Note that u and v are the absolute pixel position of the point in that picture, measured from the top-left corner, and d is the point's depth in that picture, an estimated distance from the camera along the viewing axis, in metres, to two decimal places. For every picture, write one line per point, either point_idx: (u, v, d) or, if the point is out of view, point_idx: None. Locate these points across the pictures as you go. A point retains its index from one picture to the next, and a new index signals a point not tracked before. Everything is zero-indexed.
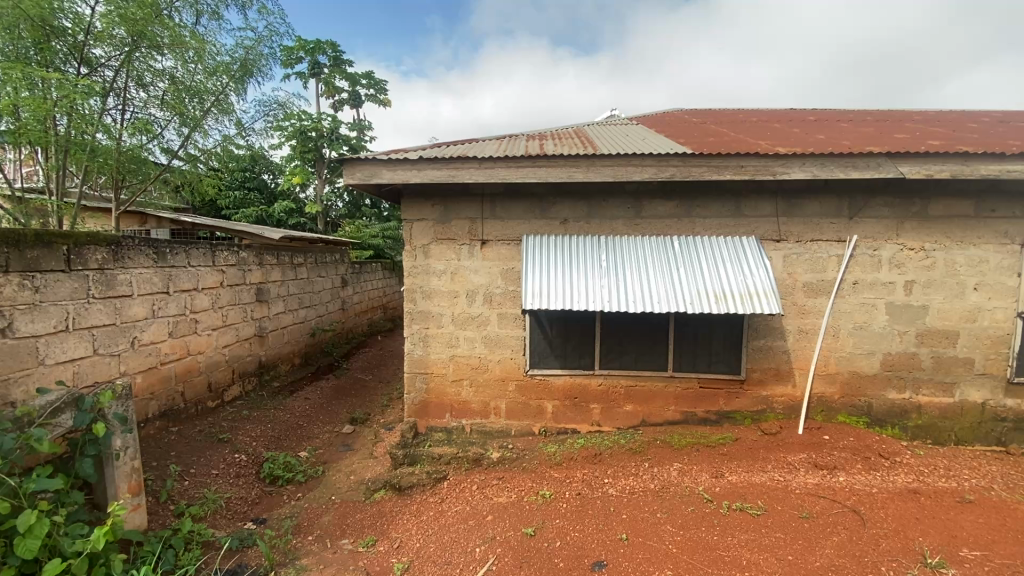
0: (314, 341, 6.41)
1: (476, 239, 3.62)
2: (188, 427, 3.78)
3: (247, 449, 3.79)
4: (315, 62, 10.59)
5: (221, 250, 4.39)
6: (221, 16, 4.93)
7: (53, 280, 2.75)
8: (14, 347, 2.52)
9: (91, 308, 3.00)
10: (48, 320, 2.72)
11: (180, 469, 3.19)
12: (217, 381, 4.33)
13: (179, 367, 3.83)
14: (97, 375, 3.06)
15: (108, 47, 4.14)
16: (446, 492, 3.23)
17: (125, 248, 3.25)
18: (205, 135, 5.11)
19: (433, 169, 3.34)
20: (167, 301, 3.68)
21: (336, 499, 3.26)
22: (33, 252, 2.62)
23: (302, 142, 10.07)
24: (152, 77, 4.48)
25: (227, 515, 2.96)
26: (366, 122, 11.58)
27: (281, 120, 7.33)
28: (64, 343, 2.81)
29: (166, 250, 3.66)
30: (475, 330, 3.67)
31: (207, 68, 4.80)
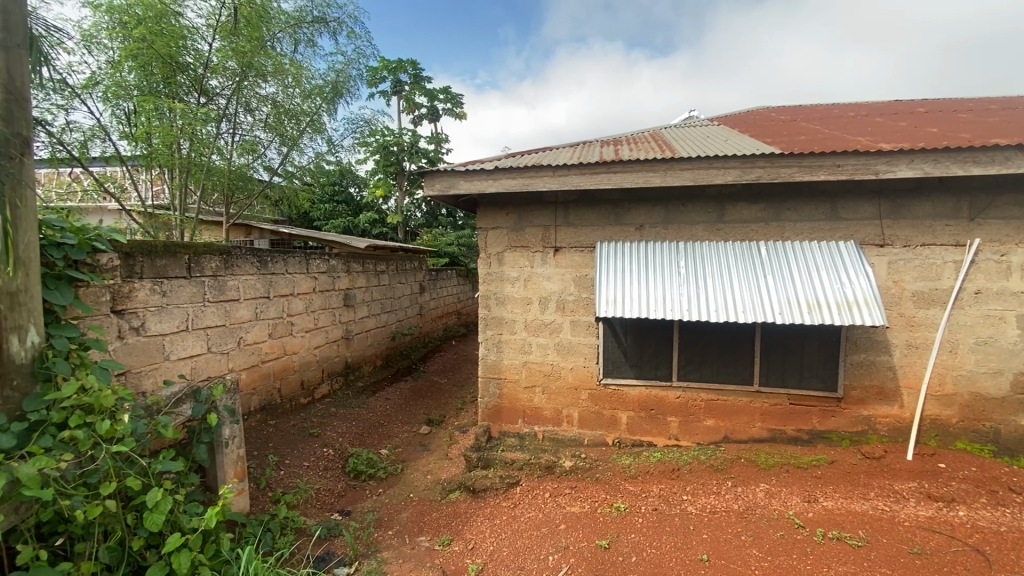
0: (394, 344, 6.73)
1: (549, 246, 3.63)
2: (284, 421, 4.11)
3: (334, 443, 4.05)
4: (398, 80, 11.18)
5: (314, 259, 4.74)
6: (315, 43, 5.36)
7: (177, 285, 3.11)
8: (146, 344, 2.88)
9: (206, 311, 3.36)
10: (172, 320, 3.08)
11: (277, 460, 3.47)
12: (309, 379, 4.67)
13: (277, 366, 4.18)
14: (210, 371, 3.41)
15: (222, 78, 4.64)
16: (518, 498, 3.25)
17: (234, 257, 3.62)
18: (301, 153, 5.56)
19: (507, 178, 3.41)
20: (268, 305, 4.04)
21: (414, 497, 3.39)
22: (161, 260, 2.98)
23: (385, 156, 10.66)
24: (258, 103, 4.95)
25: (317, 504, 3.18)
26: (443, 135, 12.04)
27: (366, 136, 7.82)
28: (184, 341, 3.17)
29: (268, 258, 4.02)
30: (548, 337, 3.68)
31: (304, 91, 5.25)
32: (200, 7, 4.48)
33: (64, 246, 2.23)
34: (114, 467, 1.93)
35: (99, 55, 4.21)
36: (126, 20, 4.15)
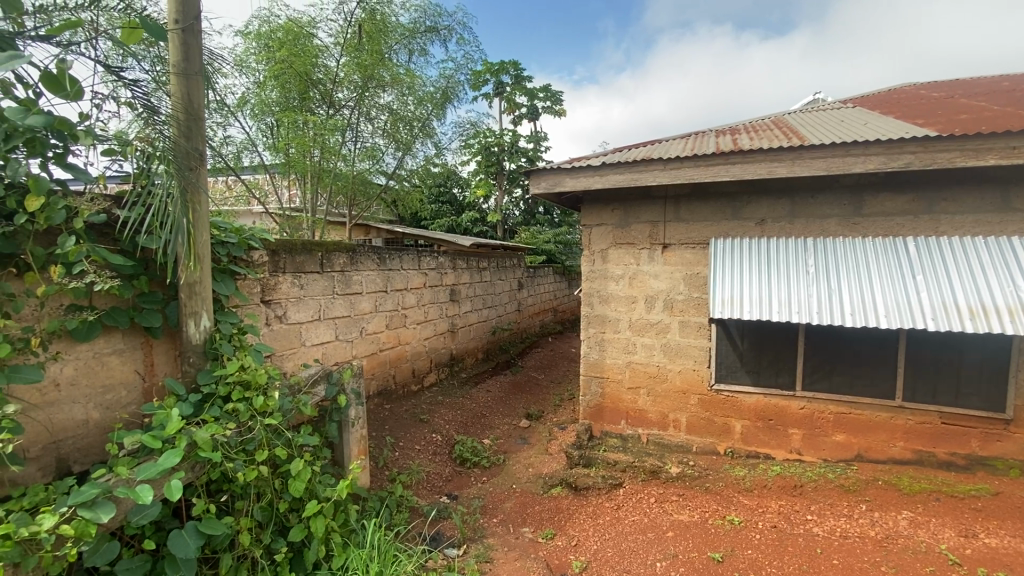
0: (494, 338, 6.92)
1: (657, 243, 3.51)
2: (397, 406, 4.42)
3: (441, 430, 4.28)
4: (500, 81, 11.44)
5: (425, 255, 5.03)
6: (427, 52, 5.66)
7: (312, 279, 3.47)
8: (287, 330, 3.25)
9: (335, 303, 3.71)
10: (307, 310, 3.44)
11: (392, 441, 3.74)
12: (419, 368, 4.97)
13: (392, 355, 4.50)
14: (337, 357, 3.77)
15: (348, 90, 5.07)
16: (622, 500, 3.20)
17: (358, 254, 3.96)
18: (413, 156, 5.92)
19: (615, 173, 3.34)
20: (385, 298, 4.36)
21: (516, 488, 3.47)
22: (300, 256, 3.34)
23: (486, 157, 10.99)
24: (377, 112, 5.31)
25: (427, 487, 3.39)
26: (542, 134, 12.13)
27: (471, 138, 8.12)
28: (316, 329, 3.53)
29: (386, 255, 4.34)
30: (655, 337, 3.56)
31: (417, 98, 5.57)
32: (330, 28, 4.96)
33: (227, 244, 2.60)
34: (266, 437, 2.20)
35: (249, 77, 4.81)
36: (271, 45, 4.71)
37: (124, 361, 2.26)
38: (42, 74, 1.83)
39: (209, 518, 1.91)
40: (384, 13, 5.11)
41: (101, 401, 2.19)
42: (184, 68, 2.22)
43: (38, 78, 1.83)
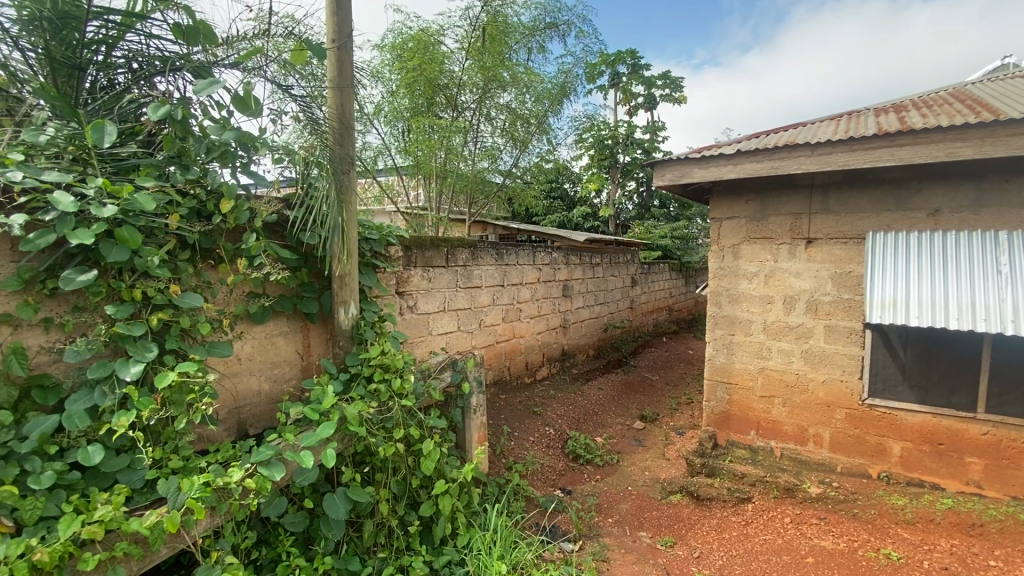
0: (606, 335, 6.81)
1: (799, 238, 3.18)
2: (512, 396, 4.54)
3: (555, 424, 4.31)
4: (616, 72, 11.16)
5: (540, 251, 5.09)
6: (546, 49, 5.71)
7: (438, 272, 3.69)
8: (417, 320, 3.50)
9: (458, 295, 3.91)
10: (434, 302, 3.67)
11: (508, 431, 3.86)
12: (532, 361, 5.06)
13: (508, 347, 4.63)
14: (459, 346, 3.97)
15: (471, 92, 5.29)
16: (751, 516, 2.97)
17: (478, 249, 4.12)
18: (530, 154, 6.03)
19: (751, 161, 3.08)
20: (502, 292, 4.49)
21: (633, 490, 3.39)
22: (428, 251, 3.57)
23: (600, 150, 10.82)
24: (497, 111, 5.48)
25: (542, 479, 3.44)
26: (659, 124, 11.62)
27: (585, 132, 8.04)
28: (441, 319, 3.75)
29: (503, 250, 4.47)
30: (793, 342, 3.24)
31: (535, 95, 5.64)
32: (456, 34, 5.21)
33: (370, 240, 2.87)
34: (402, 417, 2.40)
35: (383, 87, 5.22)
36: (403, 55, 5.07)
37: (288, 341, 2.61)
38: (234, 96, 2.16)
39: (355, 486, 2.13)
40: (506, 15, 5.24)
41: (271, 375, 2.54)
42: (339, 82, 2.50)
43: (231, 100, 2.15)
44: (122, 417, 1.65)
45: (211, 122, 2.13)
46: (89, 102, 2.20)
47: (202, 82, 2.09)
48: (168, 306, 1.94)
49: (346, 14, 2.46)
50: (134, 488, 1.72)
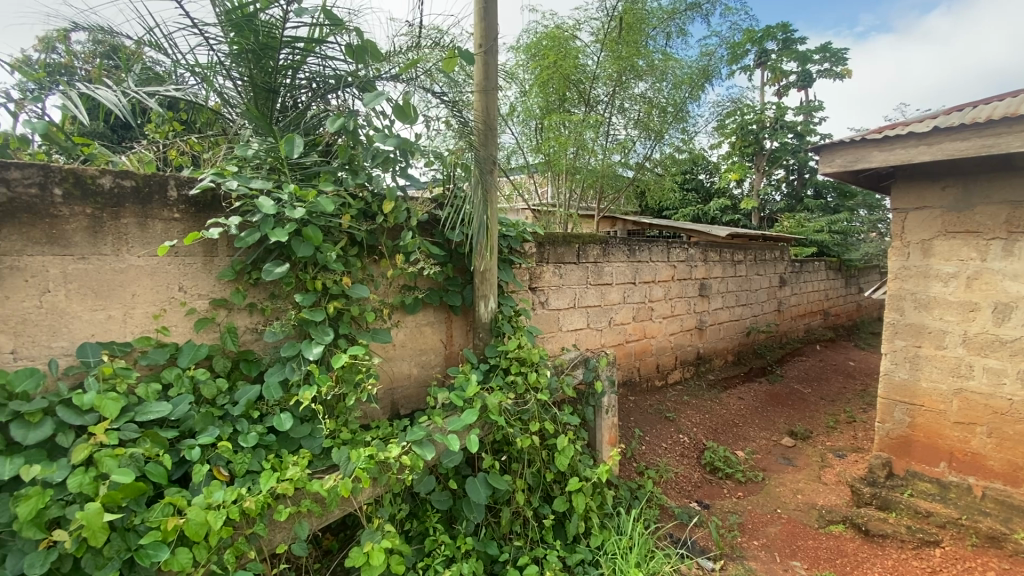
0: (748, 340, 6.23)
1: (1019, 232, 2.58)
2: (642, 399, 4.36)
3: (689, 432, 4.06)
4: (763, 49, 10.11)
5: (675, 247, 4.80)
6: (686, 31, 5.39)
7: (569, 269, 3.65)
8: (548, 316, 3.53)
9: (589, 292, 3.84)
10: (566, 298, 3.65)
11: (639, 435, 3.72)
12: (664, 363, 4.81)
13: (639, 347, 4.47)
14: (589, 344, 3.91)
15: (605, 85, 5.18)
16: (938, 564, 2.50)
17: (610, 245, 4.00)
18: (665, 144, 5.68)
19: (953, 140, 2.56)
20: (635, 290, 4.32)
21: (782, 513, 3.05)
22: (561, 248, 3.55)
23: (743, 138, 9.93)
24: (631, 102, 5.30)
25: (676, 489, 3.27)
26: (816, 103, 10.30)
27: (726, 118, 7.43)
28: (572, 316, 3.72)
29: (636, 246, 4.29)
30: (1006, 359, 2.65)
31: (674, 82, 5.35)
32: (592, 27, 5.12)
33: (507, 237, 2.97)
34: (537, 411, 2.43)
35: (517, 86, 5.32)
36: (538, 53, 5.11)
37: (434, 331, 2.80)
38: (396, 106, 2.36)
39: (494, 472, 2.21)
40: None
41: (418, 360, 2.74)
42: (484, 85, 2.62)
43: (393, 110, 2.36)
44: (305, 391, 1.91)
45: (375, 130, 2.35)
46: (281, 119, 2.57)
47: (370, 95, 2.33)
48: (341, 296, 2.20)
49: (492, 19, 2.57)
50: (314, 454, 1.96)
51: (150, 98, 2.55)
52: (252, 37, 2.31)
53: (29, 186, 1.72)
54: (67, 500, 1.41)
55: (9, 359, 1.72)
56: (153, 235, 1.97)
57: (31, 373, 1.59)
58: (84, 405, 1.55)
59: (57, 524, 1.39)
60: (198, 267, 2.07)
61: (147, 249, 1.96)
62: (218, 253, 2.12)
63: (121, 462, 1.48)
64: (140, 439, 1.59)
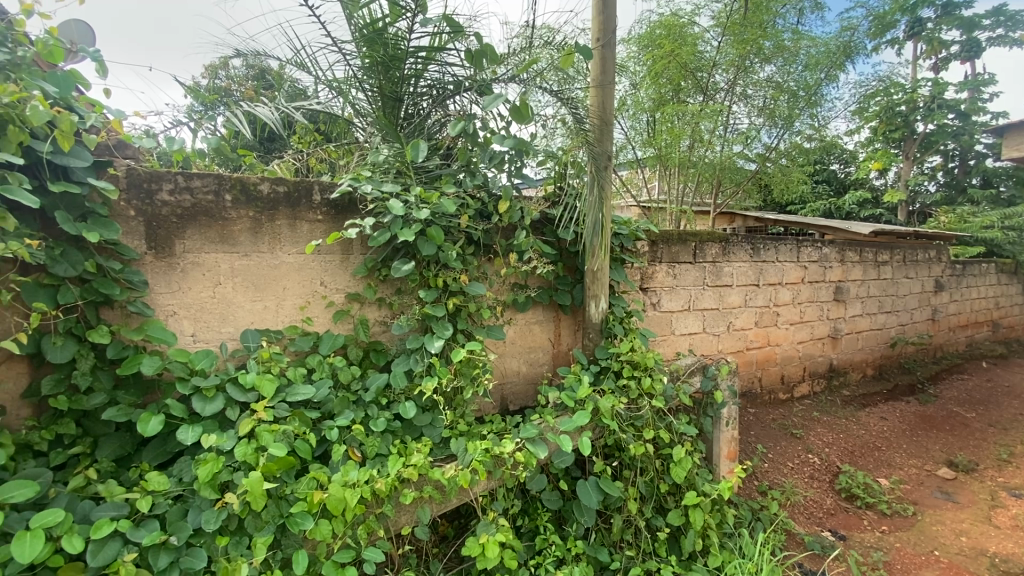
0: (892, 353, 5.45)
1: None
2: (763, 412, 4.01)
3: (820, 453, 3.64)
4: (917, 18, 8.76)
5: (806, 245, 4.32)
6: (822, 6, 4.85)
7: (685, 268, 3.44)
8: (660, 318, 3.36)
9: (706, 294, 3.59)
10: (680, 300, 3.45)
11: (761, 451, 3.41)
12: (789, 374, 4.37)
13: (761, 355, 4.10)
14: (705, 349, 3.66)
15: (727, 72, 4.81)
16: None
17: (730, 244, 3.70)
18: (793, 132, 5.15)
19: None
20: (757, 293, 3.97)
21: (941, 556, 2.63)
22: (676, 246, 3.36)
23: (887, 120, 8.59)
24: (755, 89, 4.88)
25: (805, 515, 2.96)
26: (986, 76, 8.72)
27: (869, 99, 6.56)
28: (687, 319, 3.51)
29: (761, 245, 3.93)
30: None
31: (807, 63, 4.83)
32: (712, 10, 4.78)
33: (619, 235, 2.88)
34: (651, 418, 2.31)
35: (628, 79, 5.13)
36: (652, 43, 4.87)
37: (543, 330, 2.80)
38: (513, 107, 2.39)
39: (606, 478, 2.15)
40: None
41: (528, 358, 2.77)
42: (601, 80, 2.56)
43: (510, 112, 2.39)
44: (428, 382, 2.01)
45: (492, 132, 2.40)
46: (405, 126, 2.73)
47: (489, 97, 2.38)
48: (459, 293, 2.28)
49: (611, 11, 2.49)
50: (434, 443, 2.05)
51: (297, 112, 2.85)
52: (382, 50, 2.47)
53: (207, 193, 2.00)
54: (234, 466, 1.61)
55: (190, 341, 2.02)
56: (300, 235, 2.19)
57: (206, 354, 1.83)
58: (247, 384, 1.76)
59: (227, 487, 1.59)
60: (335, 263, 2.28)
61: (295, 247, 2.18)
62: (353, 251, 2.30)
63: (276, 437, 1.66)
64: (290, 417, 1.78)
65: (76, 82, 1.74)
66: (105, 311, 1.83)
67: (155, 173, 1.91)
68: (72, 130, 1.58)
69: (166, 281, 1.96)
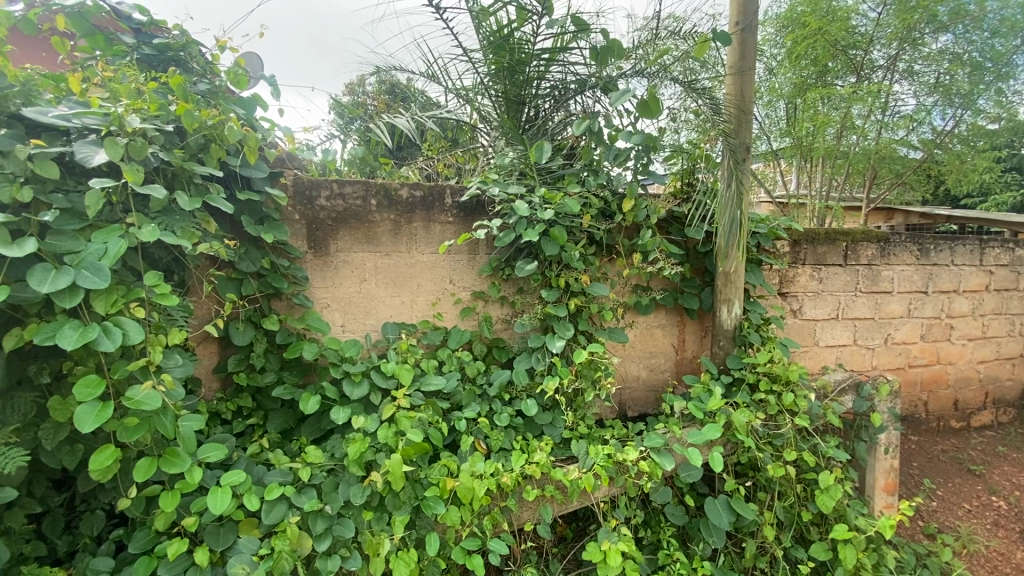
0: None
1: None
2: (928, 441, 3.44)
3: (1009, 496, 3.02)
4: None
5: (993, 246, 3.61)
6: None
7: (833, 272, 3.06)
8: (801, 326, 3.03)
9: (858, 301, 3.16)
10: (826, 307, 3.07)
11: (926, 486, 2.93)
12: (966, 399, 3.69)
13: (927, 375, 3.51)
14: (855, 364, 3.23)
15: (887, 47, 4.19)
16: None
17: (891, 244, 3.21)
18: (976, 111, 4.33)
19: None
20: (925, 301, 3.40)
21: None
22: (823, 247, 2.99)
23: None
24: (925, 63, 4.18)
25: (987, 569, 2.48)
26: None
27: None
28: (834, 329, 3.11)
29: (931, 246, 3.35)
30: None
31: (997, 27, 4.02)
32: None
33: (756, 234, 2.64)
34: (794, 438, 2.09)
35: (764, 65, 4.68)
36: (793, 21, 4.35)
37: (666, 334, 2.67)
38: (640, 102, 2.29)
39: (738, 498, 1.99)
40: None
41: (649, 363, 2.66)
42: (739, 67, 2.37)
43: (637, 107, 2.30)
44: (550, 381, 2.02)
45: (618, 129, 2.33)
46: (528, 129, 2.77)
47: (616, 93, 2.31)
48: (582, 294, 2.26)
49: None
50: (555, 443, 2.06)
51: (429, 121, 3.06)
52: (508, 55, 2.52)
53: (356, 198, 2.21)
54: (377, 447, 1.76)
55: (340, 330, 2.25)
56: (434, 235, 2.33)
57: (353, 343, 2.02)
58: (388, 372, 1.91)
59: (371, 466, 1.74)
60: (464, 262, 2.39)
61: (428, 246, 2.32)
62: (479, 251, 2.40)
63: (413, 423, 1.78)
64: (424, 406, 1.89)
65: (258, 104, 2.02)
66: (275, 302, 2.10)
67: (315, 181, 2.15)
68: (257, 145, 1.83)
69: (321, 276, 2.20)
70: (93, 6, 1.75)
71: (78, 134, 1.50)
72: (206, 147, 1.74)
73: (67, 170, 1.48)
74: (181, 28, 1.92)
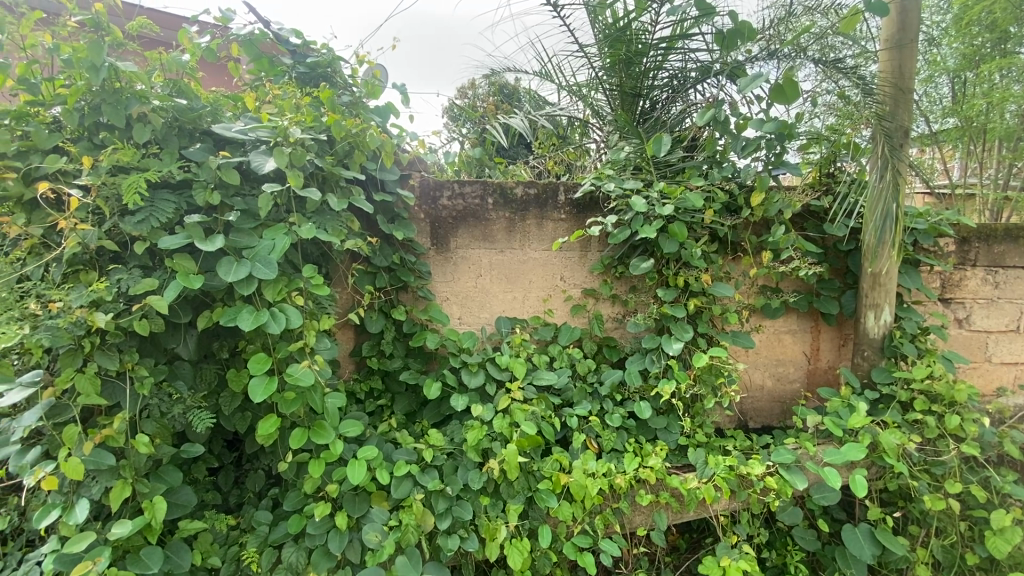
0: None
1: None
2: None
3: None
4: None
5: None
6: None
7: (1014, 276, 2.57)
8: (967, 338, 2.60)
9: None
10: (1002, 317, 2.60)
11: None
12: None
13: None
14: None
15: None
16: None
17: None
18: None
19: None
20: None
21: None
22: (1001, 246, 2.52)
23: None
24: None
25: None
26: None
27: None
28: (1012, 343, 2.63)
29: None
30: None
31: None
32: None
33: (913, 231, 2.30)
34: (958, 468, 1.80)
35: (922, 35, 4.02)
36: None
37: (797, 341, 2.45)
38: (774, 87, 2.09)
39: (884, 529, 1.77)
40: None
41: (775, 372, 2.46)
42: (897, 41, 2.07)
43: (771, 92, 2.11)
44: (666, 384, 1.95)
45: (747, 117, 2.16)
46: (643, 122, 2.69)
47: (746, 79, 2.13)
48: (702, 294, 2.14)
49: None
50: (669, 448, 1.99)
51: (541, 119, 3.12)
52: (625, 47, 2.45)
53: (474, 197, 2.30)
54: (493, 436, 1.83)
55: (458, 323, 2.37)
56: (546, 233, 2.36)
57: (471, 335, 2.12)
58: (503, 365, 1.98)
59: (487, 453, 1.82)
60: (576, 259, 2.38)
61: (542, 244, 2.36)
62: (592, 248, 2.38)
63: (526, 416, 1.83)
64: (537, 400, 1.93)
65: (390, 112, 2.19)
66: (402, 294, 2.27)
67: (438, 182, 2.28)
68: (393, 149, 1.99)
69: (441, 272, 2.33)
70: (259, 33, 2.01)
71: (252, 146, 1.75)
72: (350, 153, 1.93)
73: (245, 176, 1.73)
74: (328, 46, 2.13)
